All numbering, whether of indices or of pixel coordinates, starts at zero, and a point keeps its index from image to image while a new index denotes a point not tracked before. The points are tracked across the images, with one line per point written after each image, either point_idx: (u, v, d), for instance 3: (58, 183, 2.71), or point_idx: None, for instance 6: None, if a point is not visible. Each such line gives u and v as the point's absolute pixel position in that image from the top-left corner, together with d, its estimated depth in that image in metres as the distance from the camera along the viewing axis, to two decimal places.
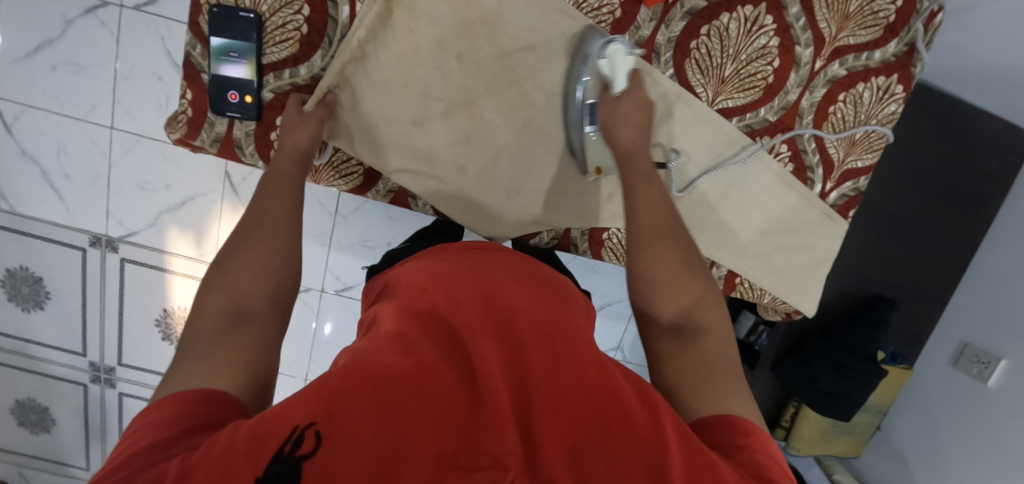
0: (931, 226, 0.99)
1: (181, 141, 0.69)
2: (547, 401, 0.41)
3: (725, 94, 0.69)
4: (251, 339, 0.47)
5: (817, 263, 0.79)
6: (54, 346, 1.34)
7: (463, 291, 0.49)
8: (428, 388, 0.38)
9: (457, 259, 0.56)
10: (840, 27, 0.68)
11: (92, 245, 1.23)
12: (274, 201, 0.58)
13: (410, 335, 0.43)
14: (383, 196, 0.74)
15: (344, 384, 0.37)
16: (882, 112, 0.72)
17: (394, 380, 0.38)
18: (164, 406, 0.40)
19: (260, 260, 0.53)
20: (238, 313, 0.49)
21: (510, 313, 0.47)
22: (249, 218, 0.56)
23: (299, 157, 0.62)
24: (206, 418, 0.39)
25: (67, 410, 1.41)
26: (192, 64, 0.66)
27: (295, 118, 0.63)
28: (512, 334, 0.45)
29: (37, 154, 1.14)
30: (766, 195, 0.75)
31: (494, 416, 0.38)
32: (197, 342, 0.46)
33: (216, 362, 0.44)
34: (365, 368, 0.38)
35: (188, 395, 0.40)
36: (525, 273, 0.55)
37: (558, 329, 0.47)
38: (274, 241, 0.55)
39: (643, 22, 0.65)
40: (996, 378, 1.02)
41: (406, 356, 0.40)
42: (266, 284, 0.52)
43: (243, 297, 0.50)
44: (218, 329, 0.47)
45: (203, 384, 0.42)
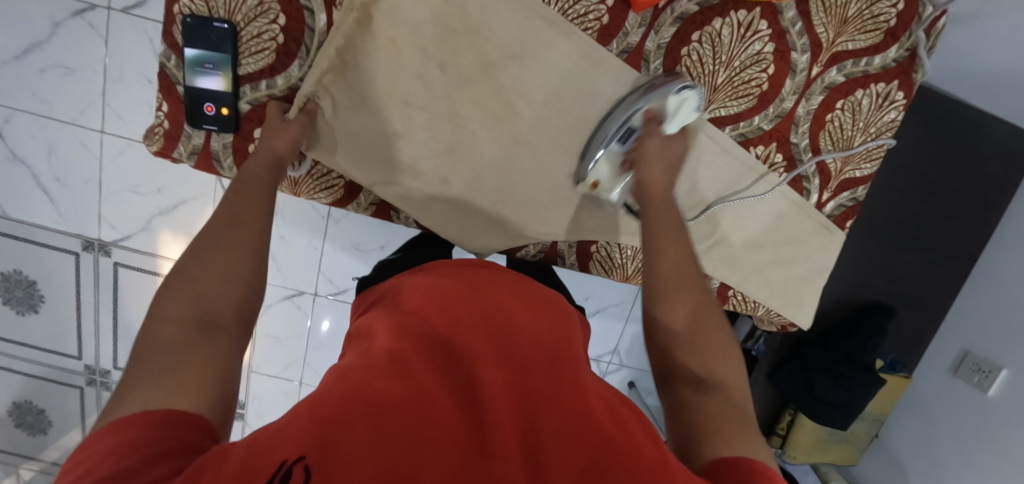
0: (932, 232, 0.97)
1: (159, 153, 0.68)
2: (554, 425, 0.39)
3: (718, 102, 0.67)
4: (217, 352, 0.44)
5: (811, 274, 0.77)
6: (49, 348, 1.34)
7: (464, 313, 0.48)
8: (428, 416, 0.37)
9: (457, 278, 0.55)
10: (839, 32, 0.66)
11: (84, 249, 1.23)
12: (248, 206, 0.55)
13: (410, 359, 0.42)
14: (366, 208, 0.73)
15: (340, 414, 0.35)
16: (881, 120, 0.70)
17: (393, 410, 0.36)
18: (117, 433, 0.36)
19: (231, 266, 0.50)
20: (203, 322, 0.46)
21: (512, 336, 0.47)
22: (222, 222, 0.53)
23: (274, 163, 0.60)
24: (170, 442, 0.36)
25: (65, 412, 1.41)
26: (167, 75, 0.64)
27: (276, 125, 0.61)
28: (514, 359, 0.44)
29: (27, 158, 1.13)
30: (760, 205, 0.73)
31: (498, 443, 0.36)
32: (156, 351, 0.42)
33: (180, 376, 0.41)
34: (364, 397, 0.37)
35: (148, 419, 0.37)
36: (526, 295, 0.55)
37: (560, 355, 0.46)
38: (247, 246, 0.52)
39: (632, 28, 0.63)
40: (997, 387, 0.99)
41: (406, 383, 0.39)
42: (235, 291, 0.49)
43: (208, 305, 0.47)
44: (182, 338, 0.43)
45: (166, 405, 0.38)
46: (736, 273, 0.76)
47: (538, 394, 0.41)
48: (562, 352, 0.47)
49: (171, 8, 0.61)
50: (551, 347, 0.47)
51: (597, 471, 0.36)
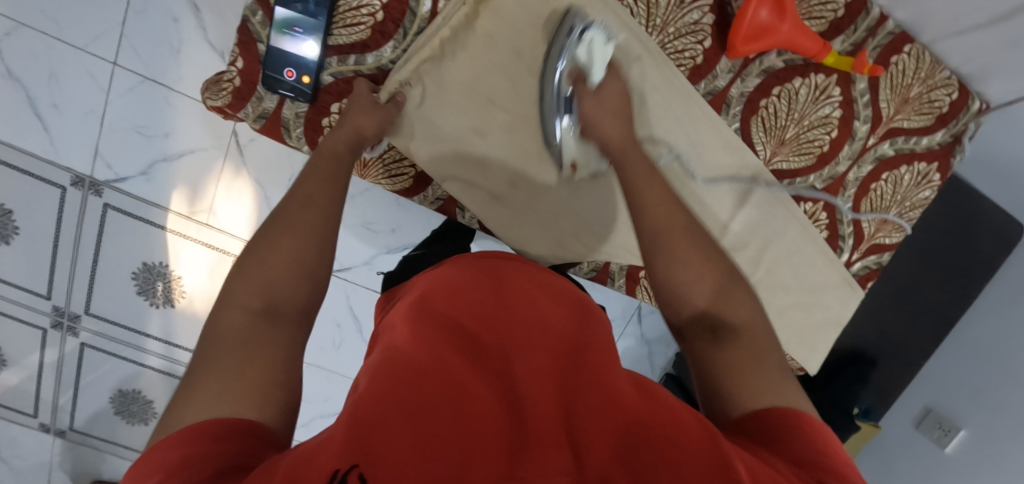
0: (923, 297, 1.05)
1: (218, 108, 0.64)
2: (592, 409, 0.36)
3: (782, 155, 0.71)
4: (279, 345, 0.43)
5: (830, 324, 0.81)
6: (15, 283, 1.20)
7: (487, 302, 0.45)
8: (466, 411, 0.34)
9: (473, 267, 0.52)
10: (898, 109, 0.71)
11: (73, 185, 1.11)
12: (322, 186, 0.54)
13: (437, 348, 0.38)
14: (429, 202, 0.71)
15: (379, 415, 0.32)
16: (916, 196, 0.76)
17: (431, 407, 0.33)
18: (184, 445, 0.33)
19: (299, 251, 0.49)
20: (269, 309, 0.45)
21: (538, 321, 0.44)
22: (295, 202, 0.52)
23: (355, 142, 0.58)
24: (233, 453, 0.33)
25: (18, 357, 1.28)
26: (248, 30, 0.61)
27: (365, 103, 0.60)
28: (544, 346, 0.41)
29: (25, 78, 1.03)
30: (799, 256, 0.77)
31: (534, 435, 0.34)
32: (222, 344, 0.41)
33: (245, 377, 0.39)
34: (399, 394, 0.33)
35: (214, 429, 0.34)
36: (550, 283, 0.52)
37: (588, 341, 0.44)
38: (315, 227, 0.51)
39: (721, 72, 0.66)
40: (954, 444, 1.09)
41: (438, 376, 0.35)
42: (302, 283, 0.48)
43: (273, 294, 0.46)
44: (247, 329, 0.42)
45: (235, 414, 0.36)
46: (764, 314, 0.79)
47: (570, 380, 0.39)
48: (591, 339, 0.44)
49: None
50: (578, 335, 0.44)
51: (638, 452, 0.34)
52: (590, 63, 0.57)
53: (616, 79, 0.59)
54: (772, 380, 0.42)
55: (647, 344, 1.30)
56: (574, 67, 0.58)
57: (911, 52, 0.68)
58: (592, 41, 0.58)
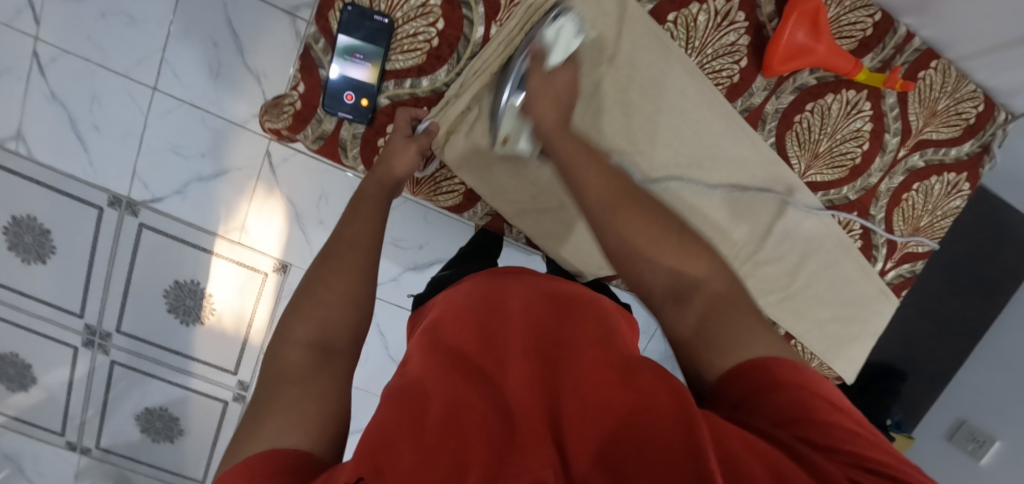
0: (948, 307, 1.06)
1: (278, 130, 0.67)
2: (579, 409, 0.39)
3: (816, 168, 0.73)
4: (337, 379, 0.45)
5: (866, 335, 0.82)
6: (50, 301, 1.22)
7: (485, 327, 0.48)
8: (461, 428, 0.37)
9: (473, 285, 0.56)
10: (927, 122, 0.73)
11: (110, 205, 1.14)
12: (360, 219, 0.59)
13: (436, 373, 0.42)
14: (480, 218, 0.74)
15: (383, 440, 0.35)
16: (947, 205, 0.78)
17: (425, 426, 0.37)
18: (249, 474, 0.35)
19: (348, 288, 0.53)
20: (323, 347, 0.47)
21: (524, 331, 0.47)
22: (342, 242, 0.56)
23: (387, 184, 0.63)
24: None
25: (49, 374, 1.29)
26: (310, 56, 0.64)
27: (401, 141, 0.63)
28: (533, 356, 0.44)
29: (68, 102, 1.07)
30: (838, 268, 0.78)
31: (520, 435, 0.37)
32: (285, 379, 0.43)
33: (304, 411, 0.40)
34: (400, 420, 0.38)
35: (278, 461, 0.36)
36: (546, 290, 0.54)
37: (577, 338, 0.46)
38: (359, 265, 0.55)
39: (756, 90, 0.69)
40: (990, 457, 1.08)
41: (437, 400, 0.39)
42: (350, 315, 0.51)
43: (328, 329, 0.49)
44: (308, 363, 0.45)
45: (294, 446, 0.38)
46: (801, 325, 0.80)
47: (558, 384, 0.42)
48: (580, 337, 0.46)
49: None
50: (565, 332, 0.47)
51: (614, 438, 0.36)
52: (551, 47, 0.58)
53: (569, 68, 0.58)
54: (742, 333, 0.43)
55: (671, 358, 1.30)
56: (538, 46, 0.58)
57: (937, 67, 0.71)
58: (562, 27, 0.59)
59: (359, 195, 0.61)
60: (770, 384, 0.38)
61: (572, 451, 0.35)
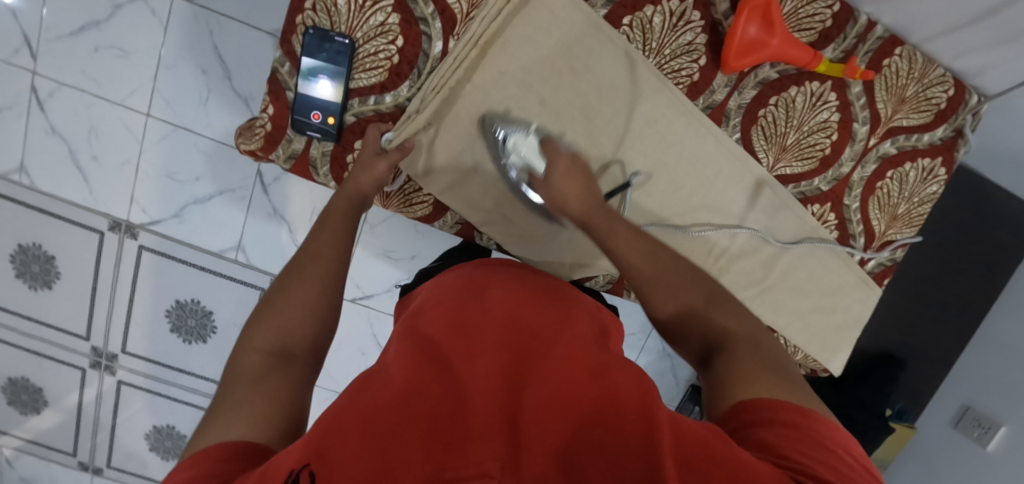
0: (942, 292, 1.05)
1: (252, 152, 0.69)
2: (543, 404, 0.38)
3: (784, 161, 0.73)
4: (290, 381, 0.46)
5: (849, 324, 0.82)
6: (57, 326, 1.26)
7: (458, 316, 0.47)
8: (420, 413, 0.36)
9: (456, 276, 0.56)
10: (896, 109, 0.73)
11: (110, 229, 1.17)
12: (325, 240, 0.59)
13: (405, 360, 0.42)
14: (449, 227, 0.75)
15: (336, 424, 0.35)
16: (924, 191, 0.77)
17: (384, 409, 0.36)
18: (194, 465, 0.37)
19: (311, 298, 0.54)
20: (281, 352, 0.48)
21: (501, 321, 0.46)
22: (307, 255, 0.58)
23: (357, 199, 0.65)
24: (239, 472, 0.36)
25: (60, 398, 1.33)
26: (277, 79, 0.66)
27: (368, 158, 0.64)
28: (500, 345, 0.43)
29: (66, 133, 1.11)
30: (815, 258, 0.78)
31: (480, 426, 0.36)
32: (237, 382, 0.45)
33: (253, 406, 0.42)
34: (360, 404, 0.37)
35: (222, 451, 0.38)
36: (528, 284, 0.54)
37: (551, 335, 0.46)
38: (324, 276, 0.56)
39: (718, 87, 0.69)
40: (995, 443, 1.06)
41: (400, 385, 0.39)
42: (309, 325, 0.52)
43: (285, 338, 0.50)
44: (261, 368, 0.46)
45: (240, 438, 0.39)
46: (782, 317, 0.80)
47: (522, 375, 0.41)
48: (552, 333, 0.46)
49: (294, 18, 0.64)
50: (545, 327, 0.46)
51: (573, 442, 0.36)
52: (528, 159, 0.65)
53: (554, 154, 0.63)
54: (761, 375, 0.44)
55: (669, 357, 1.29)
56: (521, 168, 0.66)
57: (902, 54, 0.71)
58: (517, 142, 0.65)
59: (326, 211, 0.64)
60: (769, 415, 0.40)
61: (529, 444, 0.35)
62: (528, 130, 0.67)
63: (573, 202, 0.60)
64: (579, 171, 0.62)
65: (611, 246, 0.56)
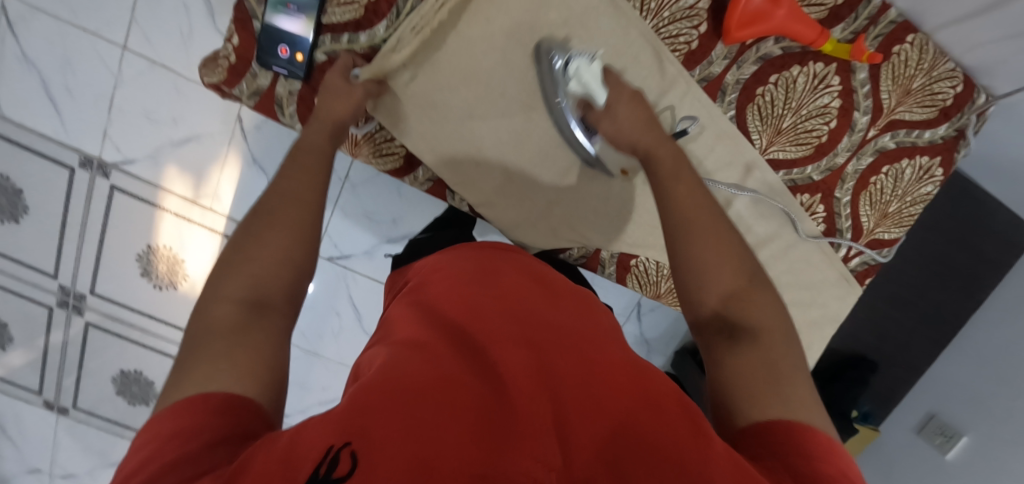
0: (923, 300, 1.02)
1: (215, 87, 0.65)
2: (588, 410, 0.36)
3: (778, 144, 0.70)
4: (270, 333, 0.44)
5: (825, 321, 0.80)
6: (24, 261, 1.22)
7: (482, 305, 0.46)
8: (460, 399, 0.34)
9: (470, 260, 0.55)
10: (900, 101, 0.69)
11: (81, 166, 1.12)
12: (301, 182, 0.54)
13: (433, 347, 0.40)
14: (420, 184, 0.72)
15: (369, 401, 0.33)
16: (918, 191, 0.74)
17: (422, 391, 0.34)
18: (178, 416, 0.36)
19: (281, 242, 0.49)
20: (256, 302, 0.45)
21: (530, 314, 0.45)
22: (279, 197, 0.52)
23: (335, 133, 0.58)
24: (228, 428, 0.35)
25: (27, 334, 1.30)
26: (245, 8, 0.62)
27: (338, 86, 0.60)
28: (541, 339, 0.42)
29: (37, 60, 1.05)
30: (796, 251, 0.76)
31: (523, 411, 0.34)
32: (211, 337, 0.42)
33: (234, 360, 0.40)
34: (394, 383, 0.35)
35: (209, 402, 0.37)
36: (545, 281, 0.53)
37: (588, 335, 0.45)
38: (300, 219, 0.51)
39: (716, 58, 0.65)
40: (956, 452, 1.06)
41: (435, 369, 0.37)
42: (283, 272, 0.48)
43: (260, 285, 0.46)
44: (237, 320, 0.43)
45: (222, 389, 0.38)
46: None
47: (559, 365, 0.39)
48: (590, 335, 0.45)
49: None
50: (573, 326, 0.45)
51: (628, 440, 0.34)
52: (589, 89, 0.59)
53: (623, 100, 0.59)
54: (787, 394, 0.41)
55: (646, 343, 1.28)
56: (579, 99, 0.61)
57: (914, 42, 0.67)
58: (579, 66, 0.60)
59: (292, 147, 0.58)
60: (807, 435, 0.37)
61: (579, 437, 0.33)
62: (591, 55, 0.61)
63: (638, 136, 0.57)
64: (641, 103, 0.59)
65: (670, 196, 0.53)
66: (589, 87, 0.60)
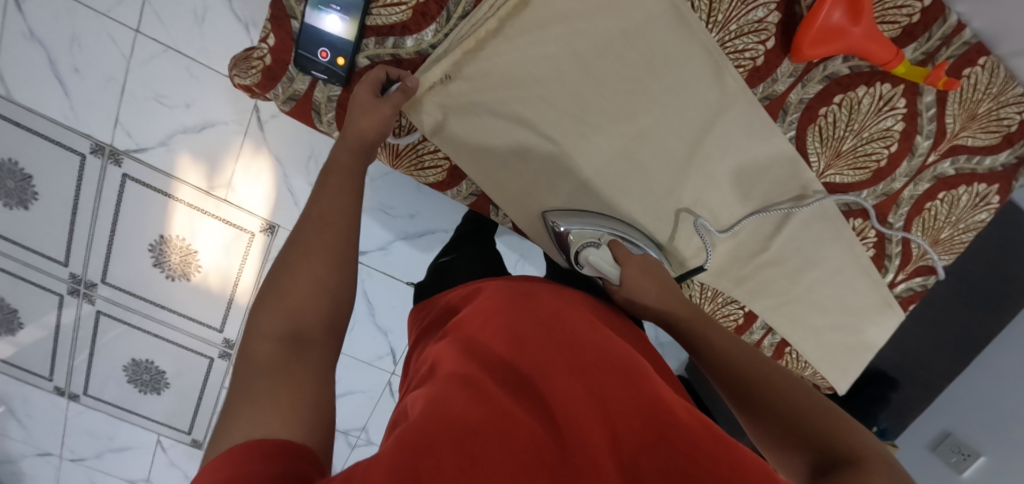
0: (958, 326, 1.00)
1: (246, 88, 0.61)
2: (641, 438, 0.37)
3: (835, 167, 0.67)
4: (310, 370, 0.41)
5: (862, 346, 0.78)
6: (31, 248, 1.18)
7: (524, 328, 0.45)
8: (512, 447, 0.34)
9: (511, 285, 0.53)
10: (964, 125, 0.66)
11: (92, 152, 1.07)
12: (333, 202, 0.51)
13: (478, 381, 0.39)
14: (463, 198, 0.69)
15: (419, 445, 0.32)
16: (971, 218, 0.71)
17: (473, 437, 0.33)
18: (228, 464, 0.32)
19: (318, 271, 0.47)
20: (295, 337, 0.43)
21: (573, 339, 0.44)
22: (308, 222, 0.50)
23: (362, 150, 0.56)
24: (282, 472, 0.31)
25: (37, 321, 1.28)
26: (282, 4, 0.58)
27: (365, 102, 0.55)
28: (581, 368, 0.41)
29: (47, 39, 0.99)
30: (840, 276, 0.74)
31: (579, 461, 0.34)
32: (250, 376, 0.39)
33: (276, 401, 0.37)
34: (441, 424, 0.34)
35: (262, 449, 0.33)
36: (583, 303, 0.52)
37: (633, 359, 0.44)
38: (336, 251, 0.48)
39: (781, 76, 0.62)
40: (972, 470, 1.06)
41: (481, 410, 0.36)
42: (321, 302, 0.46)
43: (297, 318, 0.44)
44: (276, 357, 0.41)
45: (269, 434, 0.35)
46: (794, 331, 0.77)
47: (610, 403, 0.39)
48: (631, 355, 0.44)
49: None
50: (619, 349, 0.45)
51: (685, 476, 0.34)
52: (603, 272, 0.61)
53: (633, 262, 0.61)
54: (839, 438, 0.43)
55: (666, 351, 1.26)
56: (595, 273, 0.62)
57: (985, 65, 0.63)
58: (594, 261, 0.61)
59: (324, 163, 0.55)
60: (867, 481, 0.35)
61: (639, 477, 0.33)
62: (599, 239, 0.63)
63: (653, 296, 0.58)
64: (653, 271, 0.61)
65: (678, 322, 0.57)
66: (602, 268, 0.61)
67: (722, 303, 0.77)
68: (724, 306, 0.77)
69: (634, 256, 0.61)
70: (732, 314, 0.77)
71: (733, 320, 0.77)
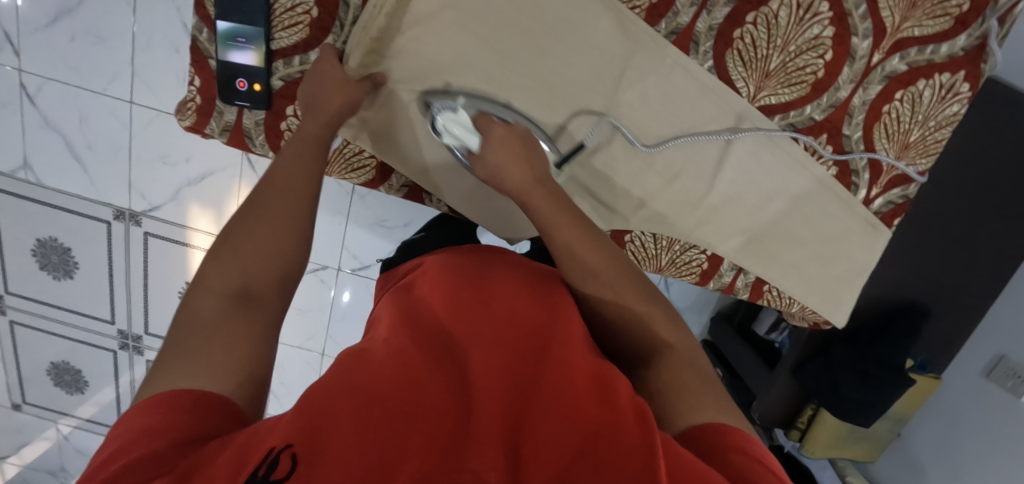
0: (984, 237, 0.92)
1: (191, 129, 0.66)
2: (546, 409, 0.38)
3: (768, 89, 0.64)
4: (253, 325, 0.43)
5: (853, 273, 0.75)
6: (83, 312, 1.31)
7: (462, 297, 0.46)
8: (418, 408, 0.35)
9: (464, 253, 0.55)
10: (905, 16, 0.60)
11: (115, 218, 1.17)
12: None
13: (406, 345, 0.41)
14: (397, 190, 0.73)
15: (328, 404, 0.34)
16: (942, 113, 0.64)
17: (382, 396, 0.35)
18: (154, 410, 0.36)
19: None
20: (243, 295, 0.45)
21: (508, 309, 0.45)
22: None
23: None
24: (200, 428, 0.35)
25: (101, 377, 1.41)
26: (199, 48, 0.63)
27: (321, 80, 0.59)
28: (507, 340, 0.42)
29: (59, 124, 1.07)
30: (807, 203, 0.70)
31: (478, 427, 0.35)
32: (192, 330, 0.42)
33: (212, 358, 0.40)
34: (354, 383, 0.36)
35: (182, 401, 0.37)
36: (531, 273, 0.53)
37: (564, 332, 0.44)
38: None
39: (682, 8, 0.60)
40: None
41: (398, 372, 0.37)
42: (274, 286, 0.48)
43: (249, 278, 0.46)
44: (219, 313, 0.43)
45: (199, 386, 0.38)
46: (772, 268, 0.75)
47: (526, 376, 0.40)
48: (560, 326, 0.45)
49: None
50: (552, 321, 0.45)
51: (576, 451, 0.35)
52: (461, 139, 0.61)
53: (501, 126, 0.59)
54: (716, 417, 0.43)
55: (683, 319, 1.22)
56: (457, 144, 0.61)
57: None
58: (447, 123, 0.61)
59: None
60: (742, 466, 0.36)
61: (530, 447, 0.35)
62: (457, 102, 0.61)
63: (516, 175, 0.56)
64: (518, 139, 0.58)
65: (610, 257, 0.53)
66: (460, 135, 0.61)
67: (681, 251, 0.76)
68: (683, 253, 0.75)
69: (496, 125, 0.59)
70: (693, 261, 0.76)
71: (696, 266, 0.76)
